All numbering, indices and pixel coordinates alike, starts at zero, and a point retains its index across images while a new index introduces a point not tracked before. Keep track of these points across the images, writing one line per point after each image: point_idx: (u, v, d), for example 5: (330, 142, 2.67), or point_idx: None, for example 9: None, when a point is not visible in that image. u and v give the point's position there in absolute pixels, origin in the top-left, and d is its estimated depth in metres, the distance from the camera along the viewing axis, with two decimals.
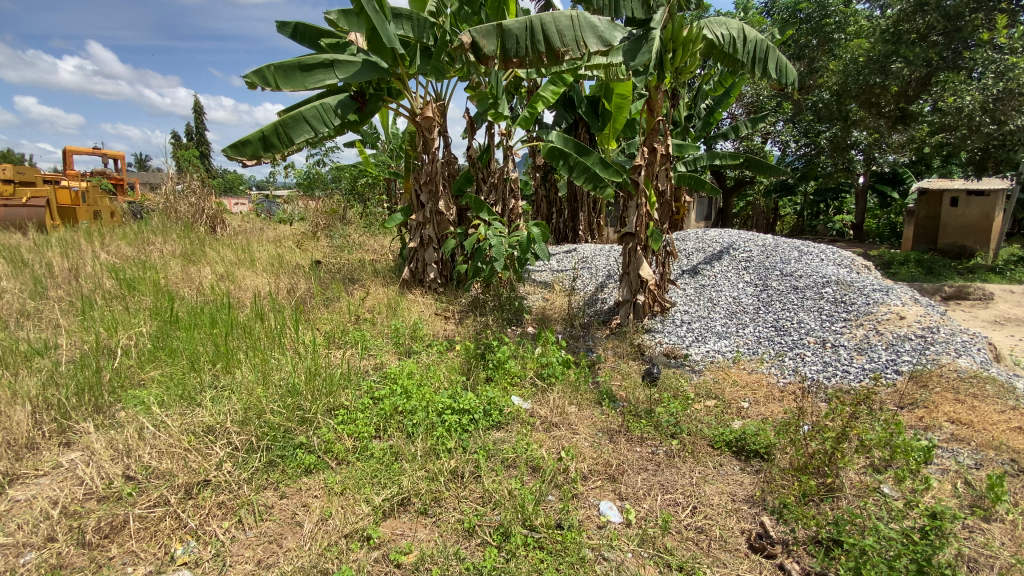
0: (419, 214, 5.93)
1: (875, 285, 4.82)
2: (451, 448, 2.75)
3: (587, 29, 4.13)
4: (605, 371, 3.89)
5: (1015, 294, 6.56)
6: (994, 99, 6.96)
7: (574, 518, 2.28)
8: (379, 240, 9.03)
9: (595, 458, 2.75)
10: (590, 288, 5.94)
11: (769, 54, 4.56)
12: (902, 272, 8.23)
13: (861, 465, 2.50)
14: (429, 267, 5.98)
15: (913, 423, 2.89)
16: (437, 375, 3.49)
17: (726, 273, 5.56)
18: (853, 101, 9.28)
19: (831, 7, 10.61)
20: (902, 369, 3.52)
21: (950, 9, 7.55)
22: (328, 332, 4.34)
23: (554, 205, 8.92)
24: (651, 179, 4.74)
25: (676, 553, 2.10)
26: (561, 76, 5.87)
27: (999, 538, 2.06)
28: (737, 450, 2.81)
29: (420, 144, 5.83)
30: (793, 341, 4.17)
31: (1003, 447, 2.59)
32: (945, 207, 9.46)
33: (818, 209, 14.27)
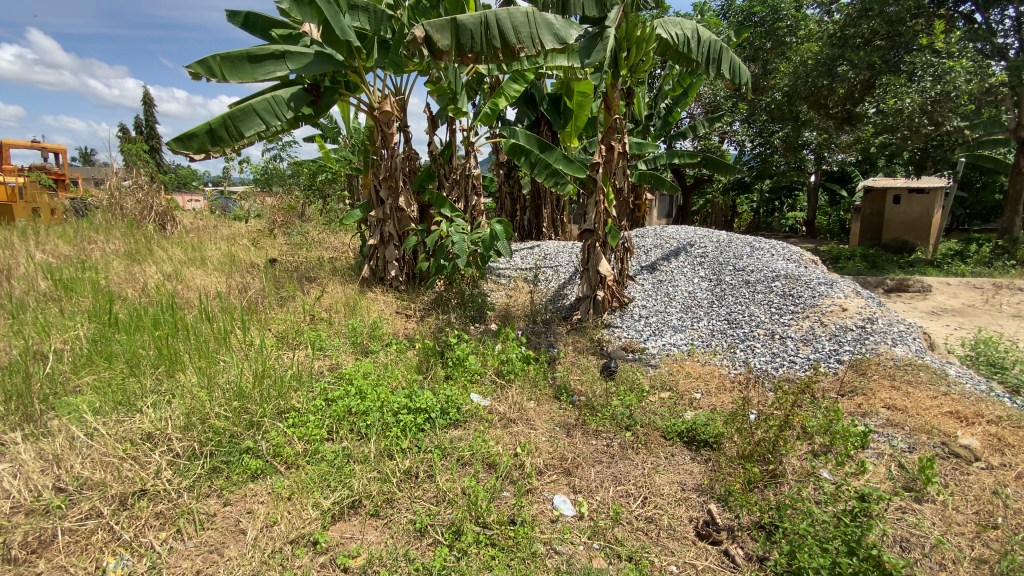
0: (379, 210, 5.81)
1: (820, 278, 5.02)
2: (406, 448, 2.69)
3: (542, 26, 4.16)
4: (564, 367, 3.91)
5: (950, 286, 6.96)
6: (932, 101, 7.36)
7: (527, 514, 2.28)
8: (340, 238, 8.82)
9: (551, 453, 2.75)
10: (552, 285, 5.96)
11: (724, 54, 4.66)
12: (849, 266, 8.62)
13: (804, 450, 2.59)
14: (389, 265, 5.87)
15: (852, 409, 3.02)
16: (394, 375, 3.42)
17: (682, 269, 5.69)
18: (803, 103, 9.36)
19: (782, 11, 11.08)
20: (843, 358, 3.68)
21: (893, 15, 7.84)
22: (283, 332, 4.20)
23: (517, 203, 8.88)
24: (609, 176, 4.79)
25: (626, 544, 2.13)
26: (523, 74, 5.87)
27: (929, 518, 2.17)
28: (688, 440, 2.87)
29: (378, 139, 5.70)
30: (744, 334, 4.30)
31: (934, 430, 2.73)
32: (888, 204, 9.90)
33: (773, 207, 14.81)
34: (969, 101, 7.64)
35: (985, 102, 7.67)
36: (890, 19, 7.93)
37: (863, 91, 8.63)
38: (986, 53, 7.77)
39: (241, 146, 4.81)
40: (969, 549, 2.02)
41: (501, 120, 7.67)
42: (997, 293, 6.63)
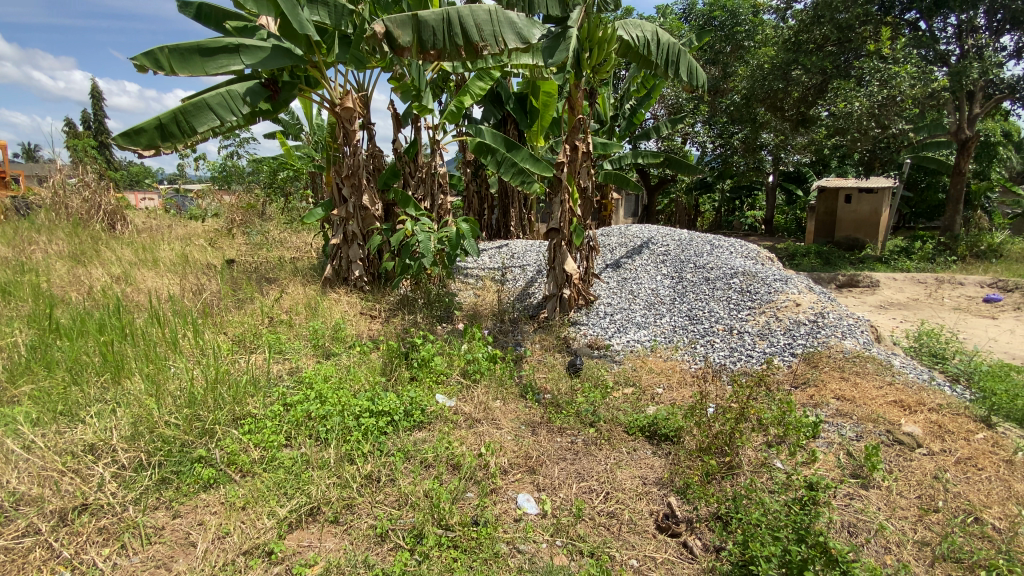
0: (342, 209, 5.68)
1: (775, 275, 5.19)
2: (367, 452, 2.63)
3: (504, 25, 4.14)
4: (530, 365, 3.90)
5: (897, 281, 7.32)
6: (879, 105, 7.72)
7: (491, 513, 2.26)
8: (303, 237, 8.60)
9: (515, 452, 2.74)
10: (519, 283, 5.96)
11: (681, 57, 4.76)
12: (804, 263, 8.97)
13: (759, 441, 2.67)
14: (353, 265, 5.75)
15: (805, 400, 3.13)
16: (357, 377, 3.35)
17: (646, 267, 5.79)
18: (761, 105, 9.60)
19: (741, 16, 11.45)
20: (797, 352, 3.81)
21: (843, 22, 8.20)
22: (240, 336, 4.05)
23: (485, 202, 8.84)
24: (574, 176, 4.83)
25: (587, 540, 2.14)
26: (488, 71, 5.82)
27: (875, 503, 2.26)
28: (650, 434, 2.93)
29: (340, 136, 5.57)
30: (704, 329, 4.41)
31: (880, 419, 2.86)
32: (840, 203, 10.31)
33: (734, 206, 15.27)
34: (913, 105, 8.03)
35: (928, 106, 8.08)
36: (841, 26, 8.25)
37: (817, 94, 8.97)
38: (929, 59, 8.15)
39: (194, 143, 4.63)
40: (912, 532, 2.12)
41: (467, 118, 7.61)
42: (939, 288, 7.01)
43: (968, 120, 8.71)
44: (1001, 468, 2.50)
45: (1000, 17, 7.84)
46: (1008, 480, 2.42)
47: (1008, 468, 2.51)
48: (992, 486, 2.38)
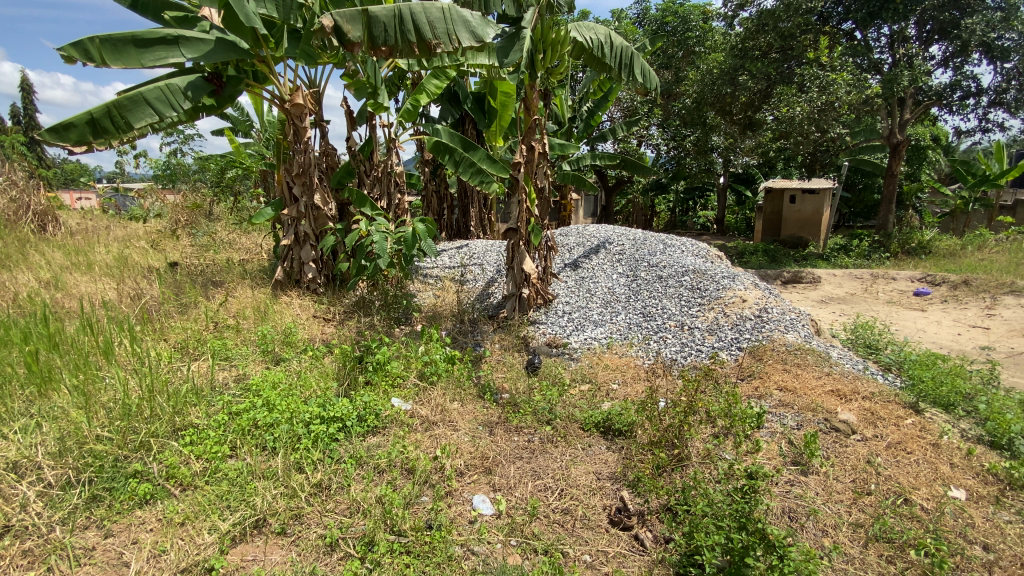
0: (293, 209, 5.49)
1: (724, 272, 5.39)
2: (316, 460, 2.54)
3: (458, 24, 4.06)
4: (488, 365, 3.89)
5: (836, 277, 7.73)
6: (819, 110, 8.15)
7: (445, 517, 2.23)
8: (253, 239, 8.27)
9: (472, 453, 2.73)
10: (479, 284, 5.92)
11: (635, 60, 4.86)
12: (752, 260, 9.36)
13: (707, 433, 2.76)
14: (306, 267, 5.57)
15: (750, 393, 3.25)
16: (307, 384, 3.24)
17: (603, 266, 5.89)
18: (711, 109, 9.97)
19: (691, 23, 11.85)
20: (743, 346, 3.97)
21: (785, 30, 8.61)
22: (182, 343, 3.86)
23: (444, 202, 8.74)
24: (531, 176, 4.86)
25: (541, 538, 2.15)
26: (444, 70, 5.75)
27: (813, 488, 2.38)
28: (604, 430, 2.98)
29: (291, 133, 5.38)
30: (657, 326, 4.53)
31: (819, 408, 3.00)
32: (786, 203, 10.78)
33: (688, 206, 15.76)
34: (850, 110, 8.48)
35: (863, 112, 8.56)
36: (784, 34, 8.65)
37: (762, 99, 9.34)
38: (864, 67, 8.64)
39: (130, 139, 4.37)
40: (847, 515, 2.23)
41: (423, 117, 7.50)
42: (874, 282, 7.47)
43: (899, 125, 9.30)
44: (927, 451, 2.67)
45: (928, 28, 8.37)
46: (933, 462, 2.59)
47: (934, 450, 2.68)
48: (920, 469, 2.54)
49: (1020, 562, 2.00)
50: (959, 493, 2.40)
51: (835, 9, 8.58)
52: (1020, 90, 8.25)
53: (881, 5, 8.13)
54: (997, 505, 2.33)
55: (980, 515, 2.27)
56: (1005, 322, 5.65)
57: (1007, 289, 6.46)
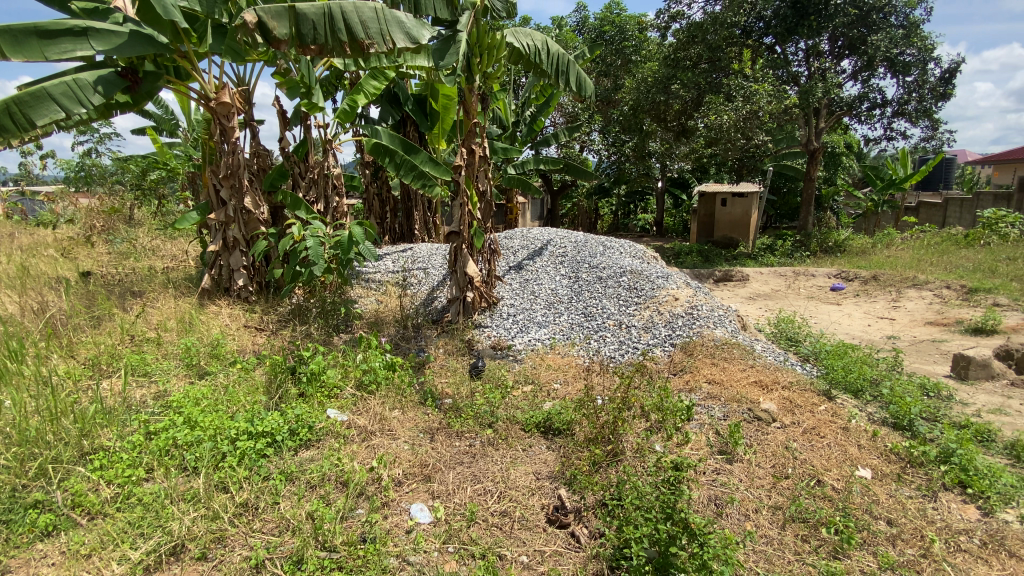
0: (220, 213, 5.20)
1: (658, 273, 5.60)
2: (242, 479, 2.40)
3: (392, 24, 4.00)
4: (431, 371, 3.83)
5: (763, 275, 8.22)
6: (744, 118, 8.67)
7: (380, 529, 2.17)
8: (179, 245, 7.77)
9: (411, 461, 2.67)
10: (422, 288, 5.83)
11: (571, 68, 4.96)
12: (688, 261, 9.80)
13: (642, 428, 2.85)
14: (236, 274, 5.29)
15: (682, 387, 3.39)
16: (235, 399, 3.06)
17: (546, 268, 5.97)
18: (647, 116, 10.32)
19: (628, 32, 12.26)
20: (676, 342, 4.13)
21: (712, 43, 9.11)
22: (93, 360, 3.56)
23: (387, 205, 8.55)
24: (473, 179, 4.84)
25: (479, 542, 2.14)
26: (383, 71, 5.62)
27: (737, 475, 2.51)
28: (544, 429, 3.02)
29: (217, 133, 5.09)
30: (598, 325, 4.64)
31: (743, 399, 3.18)
32: (718, 206, 11.34)
33: (629, 209, 16.27)
34: (772, 119, 9.05)
35: (784, 120, 9.17)
36: (711, 46, 9.15)
37: (694, 107, 9.81)
38: (784, 79, 9.24)
39: (31, 137, 3.99)
40: (767, 498, 2.37)
41: (363, 118, 7.35)
42: (796, 279, 8.00)
43: (815, 133, 10.02)
44: (838, 434, 2.89)
45: (839, 44, 9.04)
46: (843, 444, 2.79)
47: (843, 434, 2.90)
48: (831, 451, 2.74)
49: (919, 535, 2.18)
50: (865, 473, 2.59)
51: (757, 25, 9.15)
52: (918, 102, 9.09)
53: (798, 22, 8.74)
54: (899, 481, 2.54)
55: (885, 492, 2.45)
56: (908, 313, 6.20)
57: (909, 283, 7.09)
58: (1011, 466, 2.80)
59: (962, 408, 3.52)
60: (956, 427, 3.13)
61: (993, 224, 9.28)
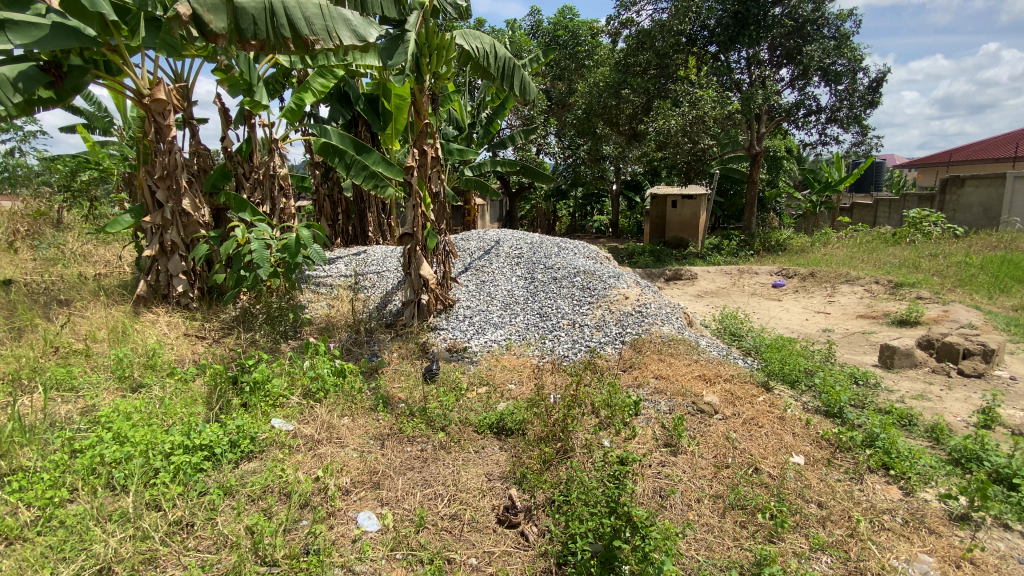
0: (156, 216, 4.93)
1: (610, 273, 5.71)
2: (176, 495, 2.28)
3: (338, 22, 3.91)
4: (383, 376, 3.76)
5: (710, 273, 8.54)
6: (691, 123, 9.02)
7: (325, 540, 2.11)
8: (113, 250, 7.31)
9: (360, 469, 2.62)
10: (375, 291, 5.71)
11: (516, 73, 5.00)
12: (640, 261, 10.06)
13: (593, 424, 2.91)
14: (175, 279, 5.03)
15: (631, 382, 3.48)
16: (171, 412, 2.91)
17: (502, 269, 5.99)
18: (600, 119, 10.55)
19: (581, 37, 12.49)
20: (626, 339, 4.24)
21: (660, 49, 9.43)
22: (11, 375, 3.29)
23: (339, 206, 8.34)
24: (425, 180, 4.79)
25: (428, 547, 2.12)
26: (331, 69, 5.48)
27: (681, 467, 2.60)
28: (497, 430, 3.01)
29: (152, 131, 4.83)
30: (552, 325, 4.70)
31: (688, 393, 3.29)
32: (669, 208, 11.69)
33: (586, 211, 16.55)
34: (717, 124, 9.44)
35: (728, 125, 9.56)
36: (659, 52, 9.46)
37: (644, 112, 10.12)
38: (727, 86, 9.64)
39: None
40: (708, 487, 2.46)
41: (312, 118, 7.15)
42: (741, 277, 8.36)
43: (757, 138, 10.51)
44: (774, 424, 3.03)
45: (778, 53, 9.50)
46: (779, 433, 2.93)
47: (779, 423, 3.04)
48: (768, 440, 2.87)
49: (846, 515, 2.31)
50: (799, 459, 2.73)
51: (702, 33, 9.51)
52: (849, 109, 9.67)
53: (739, 31, 9.15)
54: (829, 466, 2.69)
55: (816, 476, 2.59)
56: (842, 307, 6.58)
57: (843, 278, 7.53)
58: (930, 448, 3.01)
59: (887, 395, 3.78)
60: (880, 413, 3.35)
61: (917, 224, 9.98)
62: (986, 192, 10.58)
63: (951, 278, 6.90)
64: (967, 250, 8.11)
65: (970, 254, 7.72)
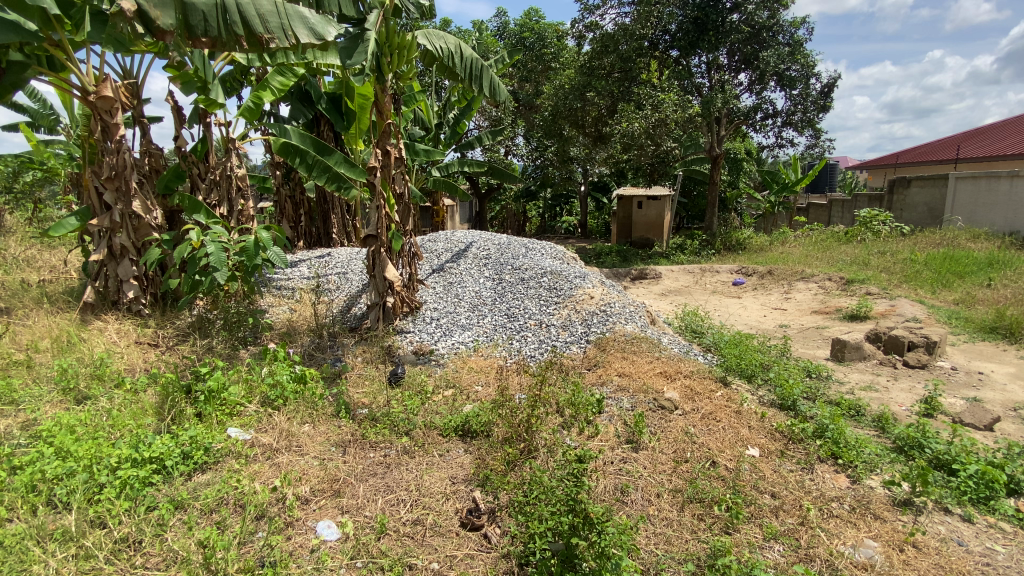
0: (104, 218, 4.71)
1: (576, 273, 5.77)
2: (123, 511, 2.18)
3: (295, 19, 3.82)
4: (346, 381, 3.69)
5: (674, 272, 8.74)
6: (654, 125, 9.22)
7: (281, 551, 2.06)
8: (60, 255, 6.94)
9: (321, 477, 2.56)
10: (339, 294, 5.60)
11: (485, 73, 4.97)
12: (607, 261, 10.21)
13: (557, 424, 2.94)
14: (125, 285, 4.81)
15: (595, 381, 3.53)
16: (120, 424, 2.78)
17: (469, 270, 5.97)
18: (566, 121, 10.67)
19: (547, 40, 12.58)
20: (591, 338, 4.29)
21: (624, 53, 9.59)
22: None
23: (301, 208, 8.15)
24: (389, 181, 4.73)
25: (389, 554, 2.09)
26: (290, 67, 5.34)
27: (642, 463, 2.65)
28: (462, 433, 3.00)
29: (98, 130, 4.60)
30: (519, 326, 4.71)
31: (649, 390, 3.35)
32: (635, 209, 11.90)
33: (555, 212, 16.68)
34: (679, 127, 9.66)
35: (690, 127, 9.81)
36: (623, 56, 9.62)
37: (609, 114, 10.28)
38: (688, 89, 9.87)
39: None
40: (667, 482, 2.52)
41: (272, 117, 6.95)
42: (703, 276, 8.59)
43: (718, 140, 10.81)
44: (731, 418, 3.12)
45: (736, 58, 9.76)
46: (735, 427, 3.02)
47: (736, 417, 3.13)
48: (726, 433, 2.95)
49: (798, 504, 2.40)
50: (754, 451, 2.82)
51: (663, 38, 9.73)
52: (803, 113, 10.06)
53: (698, 37, 9.38)
54: (782, 457, 2.79)
55: (770, 468, 2.68)
56: (797, 303, 6.84)
57: (798, 275, 7.81)
58: (876, 437, 3.16)
59: (838, 386, 3.96)
60: (830, 405, 3.50)
61: (868, 223, 10.46)
62: (930, 193, 11.18)
63: (898, 275, 7.27)
64: (912, 247, 8.55)
65: (915, 251, 8.14)
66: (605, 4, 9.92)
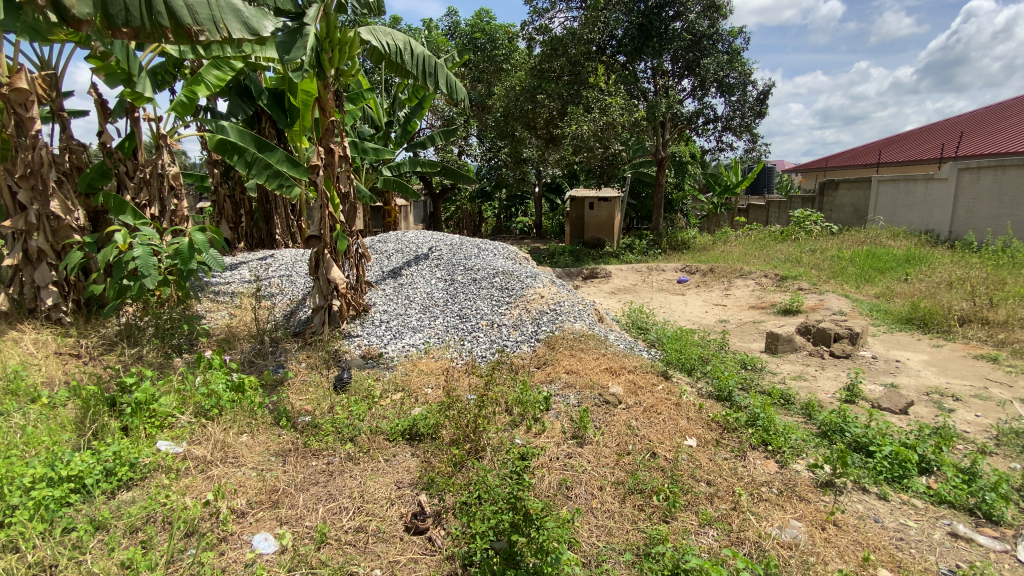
0: (17, 219, 4.34)
1: (527, 273, 5.81)
2: (36, 534, 2.03)
3: (227, 11, 3.64)
4: (290, 388, 3.57)
5: (623, 271, 8.99)
6: (602, 128, 9.45)
7: (213, 567, 1.98)
8: None
9: (258, 488, 2.48)
10: (282, 298, 5.40)
11: (438, 70, 4.90)
12: (560, 260, 10.37)
13: (504, 423, 2.97)
14: (43, 291, 4.45)
15: (543, 379, 3.58)
16: (35, 442, 2.58)
17: (421, 272, 5.90)
18: (517, 123, 10.76)
19: (498, 41, 12.62)
20: (541, 336, 4.34)
21: (573, 56, 9.77)
22: None
23: (242, 208, 7.80)
24: (333, 180, 4.60)
25: (330, 563, 2.05)
26: (228, 61, 5.11)
27: (586, 457, 2.71)
28: (410, 436, 2.97)
29: (9, 124, 4.24)
30: (471, 327, 4.70)
31: (595, 386, 3.43)
32: (587, 209, 12.14)
33: (509, 212, 16.75)
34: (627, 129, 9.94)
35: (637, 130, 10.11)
36: (572, 59, 9.80)
37: (559, 116, 10.45)
38: (635, 94, 10.18)
39: None
40: (610, 475, 2.59)
41: (208, 112, 6.64)
42: (651, 274, 8.88)
43: (663, 143, 11.20)
44: (671, 410, 3.25)
45: (680, 65, 10.14)
46: (675, 418, 3.15)
47: (676, 409, 3.27)
48: (666, 425, 3.07)
49: (731, 490, 2.52)
50: (692, 442, 2.94)
51: (610, 43, 9.98)
52: (742, 118, 10.57)
53: (643, 43, 9.67)
54: (717, 445, 2.92)
55: (706, 457, 2.81)
56: (737, 299, 7.19)
57: (737, 272, 8.18)
58: (803, 423, 3.37)
59: (771, 377, 4.21)
60: (763, 395, 3.71)
61: (801, 223, 11.12)
62: (856, 194, 12.04)
63: (827, 271, 7.77)
64: (840, 245, 9.17)
65: (842, 249, 8.74)
66: (554, 8, 10.08)
